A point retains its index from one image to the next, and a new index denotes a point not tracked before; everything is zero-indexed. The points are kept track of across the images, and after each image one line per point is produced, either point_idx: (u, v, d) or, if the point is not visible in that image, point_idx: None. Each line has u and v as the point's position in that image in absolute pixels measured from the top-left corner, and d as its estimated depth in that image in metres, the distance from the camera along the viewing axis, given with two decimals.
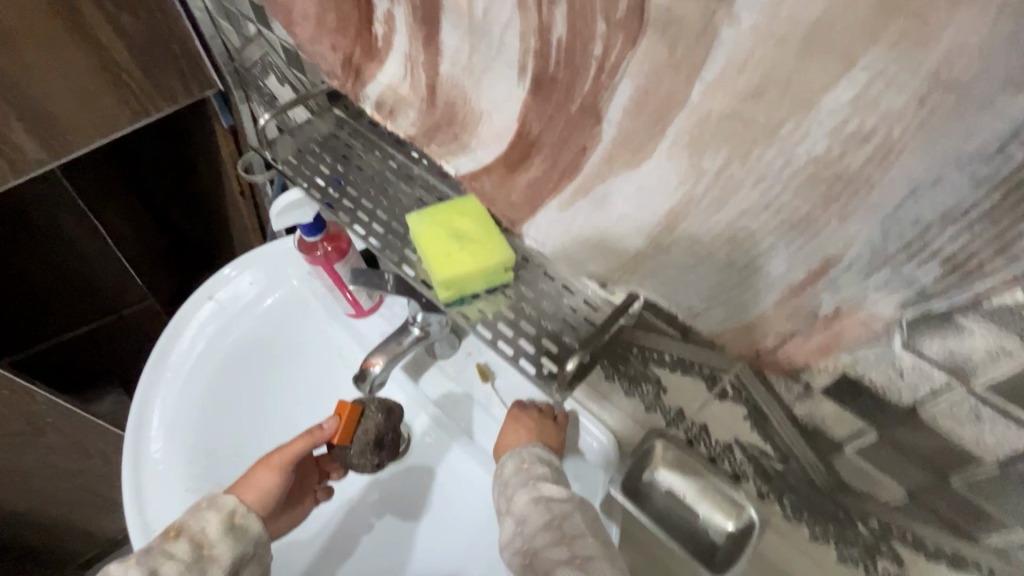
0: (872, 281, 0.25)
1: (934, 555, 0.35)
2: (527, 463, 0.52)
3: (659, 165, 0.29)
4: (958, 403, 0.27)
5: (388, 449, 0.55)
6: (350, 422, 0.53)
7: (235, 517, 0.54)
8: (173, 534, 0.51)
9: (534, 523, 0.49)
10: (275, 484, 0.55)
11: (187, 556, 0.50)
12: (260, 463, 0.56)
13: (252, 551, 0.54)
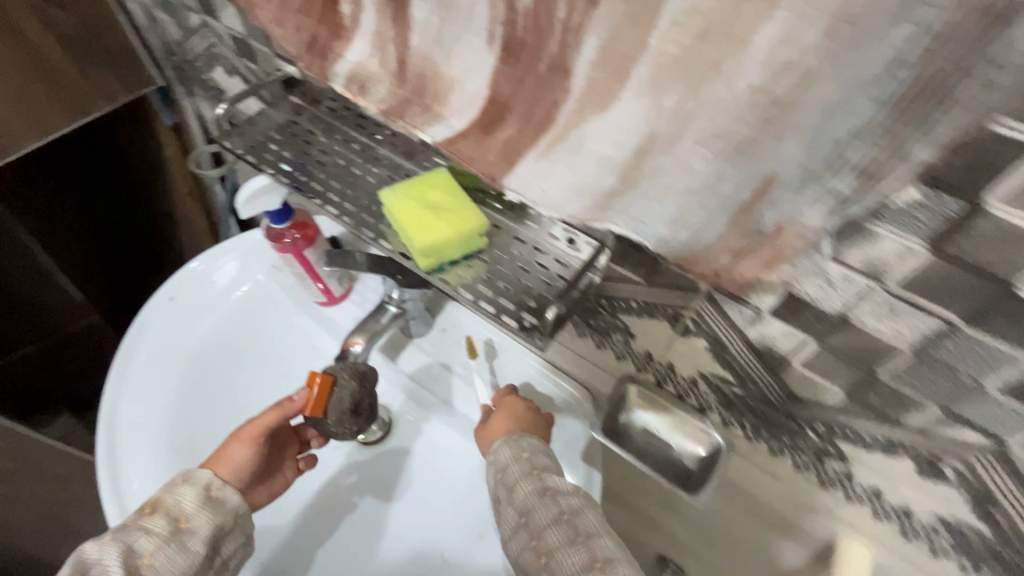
0: (805, 194, 0.29)
1: (870, 445, 0.46)
2: (527, 452, 0.57)
3: (623, 108, 0.30)
4: (877, 301, 0.35)
5: (365, 416, 0.56)
6: (321, 391, 0.53)
7: (212, 490, 0.53)
8: (147, 509, 0.50)
9: (546, 517, 0.52)
10: (251, 457, 0.55)
11: (163, 531, 0.49)
12: (235, 436, 0.56)
13: (230, 522, 0.53)
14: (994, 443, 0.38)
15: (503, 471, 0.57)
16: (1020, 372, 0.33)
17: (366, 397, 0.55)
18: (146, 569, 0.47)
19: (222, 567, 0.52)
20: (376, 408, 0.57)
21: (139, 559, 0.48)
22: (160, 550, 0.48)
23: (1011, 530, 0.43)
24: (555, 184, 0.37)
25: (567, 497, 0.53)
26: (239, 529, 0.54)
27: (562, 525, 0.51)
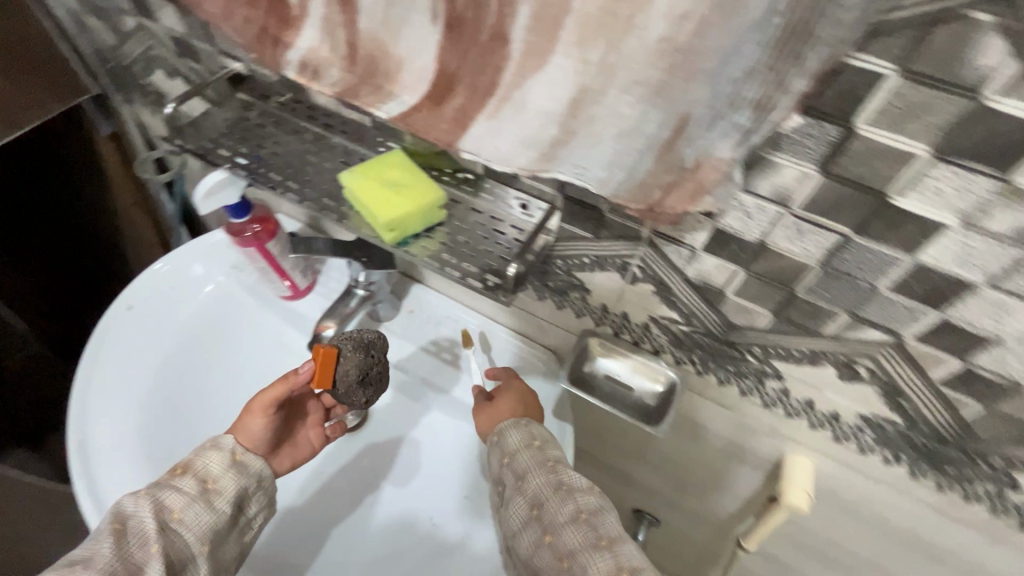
0: (715, 130, 0.33)
1: (798, 358, 0.52)
2: (539, 439, 0.59)
3: (556, 65, 0.33)
4: (785, 224, 0.41)
5: (374, 384, 0.56)
6: (326, 363, 0.55)
7: (236, 455, 0.54)
8: (178, 471, 0.51)
9: (564, 516, 0.52)
10: (267, 427, 0.57)
11: (193, 489, 0.50)
12: (247, 409, 0.57)
13: (254, 485, 0.55)
14: (893, 338, 0.45)
15: (512, 456, 0.58)
16: (903, 271, 0.40)
17: (373, 366, 0.56)
18: (177, 525, 0.48)
19: (246, 525, 0.54)
20: (386, 375, 0.58)
21: (169, 514, 0.48)
22: (191, 507, 0.49)
23: (916, 416, 0.50)
24: (504, 141, 0.40)
25: (583, 496, 0.54)
26: (263, 492, 0.56)
27: (581, 526, 0.51)
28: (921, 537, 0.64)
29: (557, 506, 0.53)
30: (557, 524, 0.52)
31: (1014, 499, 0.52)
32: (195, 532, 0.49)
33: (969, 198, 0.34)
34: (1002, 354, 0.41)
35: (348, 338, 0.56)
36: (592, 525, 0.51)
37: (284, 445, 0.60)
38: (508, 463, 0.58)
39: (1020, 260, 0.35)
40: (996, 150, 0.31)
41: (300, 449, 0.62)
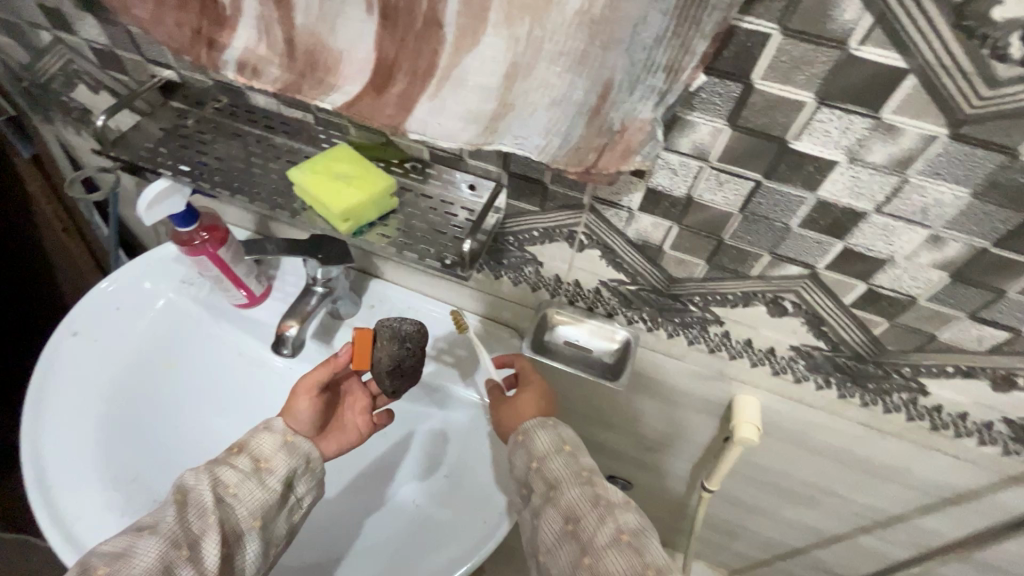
0: (636, 94, 0.37)
1: (732, 302, 0.58)
2: (569, 444, 0.59)
3: (487, 43, 0.36)
4: (706, 176, 0.47)
5: (405, 373, 0.60)
6: (362, 348, 0.59)
7: (286, 437, 0.59)
8: (236, 450, 0.57)
9: (604, 536, 0.50)
10: (312, 407, 0.62)
11: (246, 467, 0.56)
12: (293, 393, 0.62)
13: (303, 466, 0.59)
14: (809, 271, 0.51)
15: (542, 461, 0.57)
16: (808, 208, 0.46)
17: (406, 356, 0.59)
18: (232, 499, 0.54)
19: (296, 505, 0.59)
20: (419, 365, 0.61)
21: (225, 488, 0.54)
22: (244, 483, 0.55)
23: (837, 340, 0.57)
24: (447, 118, 0.43)
25: (625, 514, 0.52)
26: (310, 475, 0.60)
27: (624, 548, 0.49)
28: (858, 455, 0.72)
29: (597, 525, 0.51)
30: (597, 546, 0.50)
31: (925, 404, 0.60)
32: (248, 508, 0.54)
33: (850, 136, 0.40)
34: (897, 273, 0.48)
35: (385, 326, 0.60)
36: (636, 548, 0.49)
37: (332, 430, 0.64)
38: (537, 467, 0.57)
39: (898, 185, 0.41)
40: (865, 92, 0.37)
41: (348, 434, 0.65)
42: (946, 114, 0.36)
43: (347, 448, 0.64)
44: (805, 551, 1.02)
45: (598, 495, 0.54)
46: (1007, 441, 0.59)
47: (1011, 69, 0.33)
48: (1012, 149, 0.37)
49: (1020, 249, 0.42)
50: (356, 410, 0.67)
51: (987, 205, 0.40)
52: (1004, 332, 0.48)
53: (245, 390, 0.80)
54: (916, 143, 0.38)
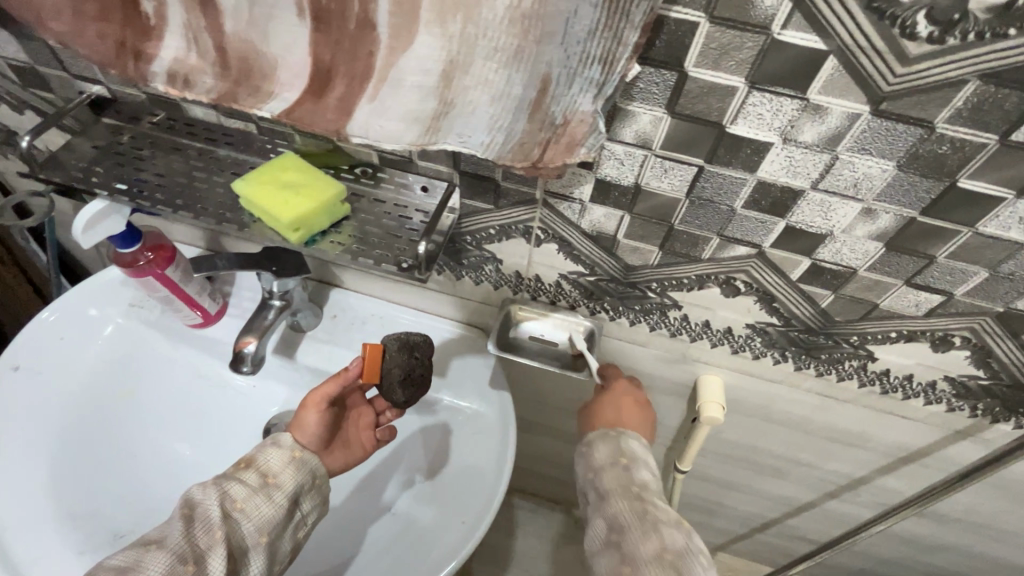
0: (575, 86, 0.38)
1: (687, 286, 0.60)
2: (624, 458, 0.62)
3: (422, 43, 0.36)
4: (651, 165, 0.48)
5: (415, 384, 0.60)
6: (372, 360, 0.60)
7: (295, 452, 0.61)
8: (243, 465, 0.58)
9: (646, 550, 0.53)
10: (321, 421, 0.62)
11: (254, 482, 0.57)
12: (303, 405, 0.63)
13: (309, 482, 0.61)
14: (756, 250, 0.53)
15: (597, 475, 0.61)
16: (749, 189, 0.47)
17: (415, 367, 0.60)
18: (239, 514, 0.55)
19: (302, 520, 0.60)
20: (428, 375, 0.62)
21: (232, 503, 0.55)
22: (252, 498, 0.56)
23: (789, 315, 0.59)
24: (389, 120, 0.42)
25: (669, 530, 0.54)
26: (316, 491, 0.62)
27: (664, 564, 0.52)
28: (818, 424, 0.75)
29: (641, 536, 0.54)
30: (637, 557, 0.53)
31: (875, 369, 0.62)
32: (255, 523, 0.55)
33: (782, 118, 0.41)
34: (837, 246, 0.50)
35: (395, 339, 0.61)
36: (676, 565, 0.52)
37: (338, 443, 0.65)
38: (592, 480, 0.61)
39: (830, 162, 0.43)
40: (792, 74, 0.38)
41: (354, 449, 0.66)
42: (866, 92, 0.38)
43: (352, 463, 0.66)
44: (778, 521, 1.06)
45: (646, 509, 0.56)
46: (951, 399, 0.63)
47: (920, 47, 0.35)
48: (929, 121, 0.39)
49: (946, 215, 0.44)
50: (362, 426, 0.67)
51: (911, 175, 0.42)
52: (938, 295, 0.51)
53: (208, 414, 0.77)
54: (843, 121, 0.40)
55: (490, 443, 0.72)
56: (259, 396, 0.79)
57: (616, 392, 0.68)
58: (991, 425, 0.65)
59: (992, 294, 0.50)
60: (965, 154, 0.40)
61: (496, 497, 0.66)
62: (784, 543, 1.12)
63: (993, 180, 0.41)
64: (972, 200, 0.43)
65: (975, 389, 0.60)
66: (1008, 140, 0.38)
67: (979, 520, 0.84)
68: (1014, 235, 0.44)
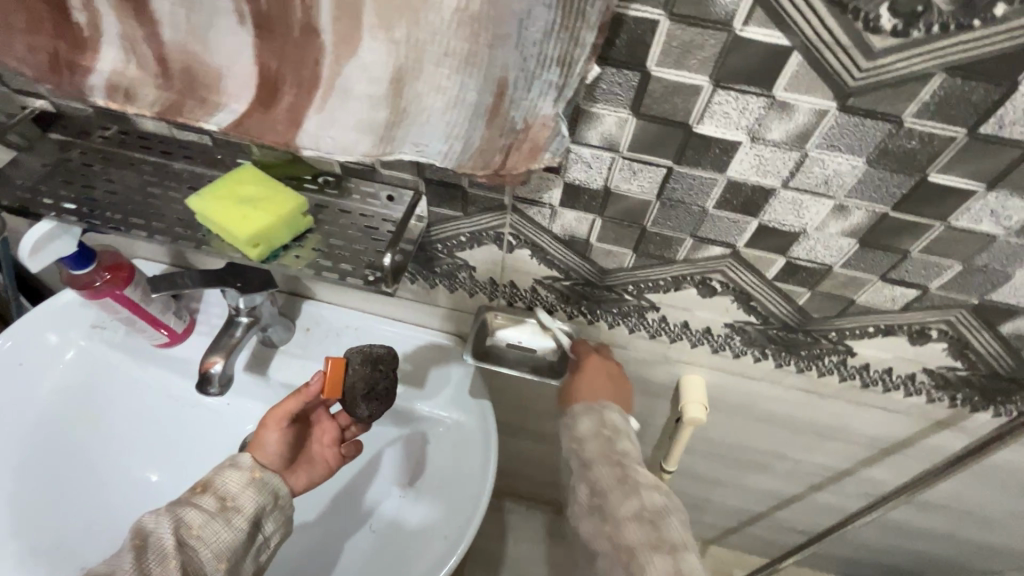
0: (534, 90, 0.36)
1: (662, 287, 0.59)
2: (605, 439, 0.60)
3: (367, 49, 0.35)
4: (619, 167, 0.46)
5: (380, 398, 0.59)
6: (334, 376, 0.58)
7: (255, 472, 0.59)
8: (199, 489, 0.56)
9: (625, 511, 0.54)
10: (280, 440, 0.61)
11: (211, 507, 0.55)
12: (263, 424, 0.62)
13: (271, 503, 0.59)
14: (730, 250, 0.52)
15: (580, 443, 0.61)
16: (720, 189, 0.46)
17: (379, 380, 0.58)
18: (195, 540, 0.53)
19: (263, 544, 0.59)
20: (392, 389, 0.60)
21: (188, 530, 0.53)
22: (209, 523, 0.54)
23: (767, 313, 0.58)
24: (340, 130, 0.40)
25: (649, 492, 0.55)
26: (279, 511, 0.60)
27: (644, 523, 0.53)
28: (802, 418, 0.74)
29: (621, 501, 0.55)
30: (619, 519, 0.54)
31: (855, 364, 0.62)
32: (211, 549, 0.53)
33: (748, 116, 0.40)
34: (811, 244, 0.49)
35: (359, 351, 0.59)
36: (655, 524, 0.53)
37: (302, 461, 0.63)
38: (576, 450, 0.61)
39: (800, 160, 0.42)
40: (756, 71, 0.37)
41: (317, 467, 0.64)
42: (832, 88, 0.37)
43: (316, 482, 0.63)
44: (767, 514, 1.06)
45: (626, 474, 0.57)
46: (930, 390, 0.62)
47: (884, 40, 0.34)
48: (897, 116, 0.38)
49: (916, 209, 0.44)
50: (325, 443, 0.65)
51: (881, 171, 0.42)
52: (913, 289, 0.51)
53: (176, 432, 0.75)
54: (810, 118, 0.39)
55: (471, 454, 0.69)
56: (233, 413, 0.76)
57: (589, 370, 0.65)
58: (971, 414, 0.64)
59: (966, 287, 0.49)
60: (934, 149, 0.39)
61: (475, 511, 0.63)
62: (774, 535, 1.12)
63: (963, 173, 0.40)
64: (942, 194, 0.42)
65: (954, 380, 0.60)
66: (976, 133, 0.38)
67: (963, 507, 0.84)
68: (986, 228, 0.44)
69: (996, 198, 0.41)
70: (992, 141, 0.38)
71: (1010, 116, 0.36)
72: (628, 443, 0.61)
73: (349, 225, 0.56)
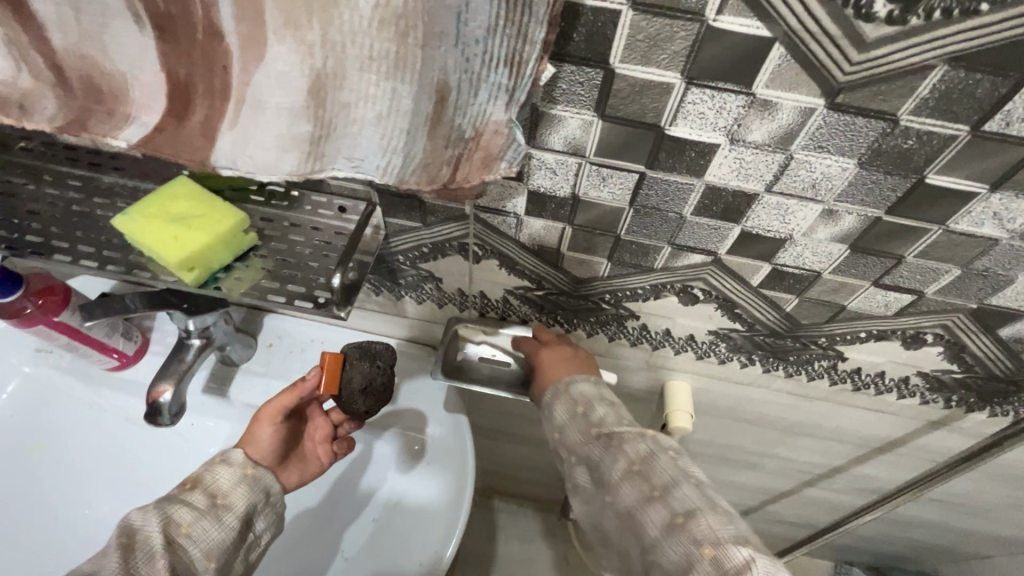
0: (482, 94, 0.31)
1: (641, 296, 0.54)
2: (582, 405, 0.55)
3: (277, 55, 0.30)
4: (588, 174, 0.42)
5: (378, 395, 0.54)
6: (332, 372, 0.53)
7: (247, 469, 0.53)
8: (188, 485, 0.50)
9: (618, 471, 0.49)
10: (275, 435, 0.56)
11: (202, 503, 0.49)
12: (256, 418, 0.56)
13: (263, 500, 0.54)
14: (711, 257, 0.48)
15: (561, 432, 0.55)
16: (698, 195, 0.42)
17: (378, 375, 0.53)
18: (185, 540, 0.47)
19: (254, 543, 0.53)
20: (389, 385, 0.55)
21: (177, 529, 0.47)
22: (199, 521, 0.48)
23: (753, 320, 0.54)
24: (259, 148, 0.35)
25: (632, 444, 0.50)
26: (270, 509, 0.54)
27: (635, 479, 0.48)
28: (792, 420, 0.71)
29: (610, 462, 0.50)
30: (613, 482, 0.50)
31: (846, 368, 0.58)
32: (203, 549, 0.47)
33: (726, 116, 0.36)
34: (799, 250, 0.45)
35: (356, 347, 0.54)
36: (645, 474, 0.48)
37: (293, 459, 0.58)
38: (560, 439, 0.56)
39: (785, 162, 0.38)
40: (733, 68, 0.33)
41: (310, 464, 0.59)
42: (819, 83, 0.33)
43: (307, 480, 0.59)
44: (759, 509, 1.01)
45: (609, 437, 0.52)
46: (924, 392, 0.59)
47: (878, 29, 0.29)
48: (891, 114, 0.34)
49: (912, 212, 0.40)
50: (318, 439, 0.60)
51: (875, 173, 0.38)
52: (908, 294, 0.47)
53: (129, 456, 0.68)
54: (795, 118, 0.35)
55: (446, 474, 0.63)
56: (193, 434, 0.69)
57: (543, 355, 0.59)
58: (966, 415, 0.61)
59: (966, 291, 0.45)
60: (933, 149, 0.35)
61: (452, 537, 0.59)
62: (766, 528, 1.08)
63: (963, 174, 0.36)
64: (941, 196, 0.38)
65: (949, 382, 0.57)
66: (980, 131, 0.34)
67: (956, 499, 0.83)
68: (987, 231, 0.40)
69: (999, 200, 0.38)
70: (996, 140, 0.34)
71: (1019, 112, 0.32)
72: (605, 407, 0.54)
73: (298, 241, 0.51)
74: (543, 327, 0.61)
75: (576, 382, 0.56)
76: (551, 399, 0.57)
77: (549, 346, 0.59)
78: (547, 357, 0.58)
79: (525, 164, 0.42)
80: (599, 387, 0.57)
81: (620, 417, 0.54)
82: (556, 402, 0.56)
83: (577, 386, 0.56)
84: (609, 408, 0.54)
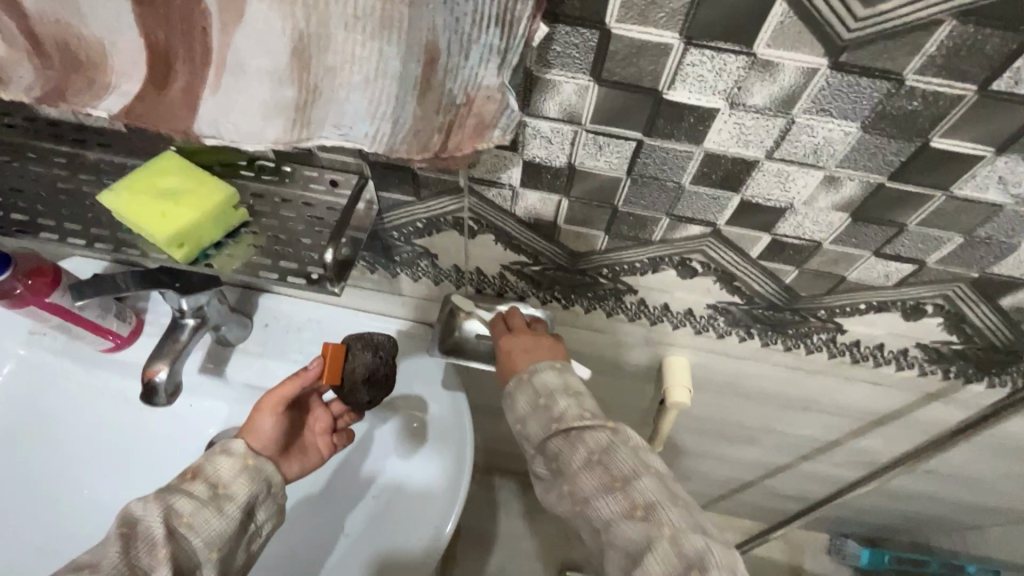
0: (473, 58, 0.30)
1: (641, 269, 0.54)
2: (543, 397, 0.51)
3: (257, 14, 0.30)
4: (585, 142, 0.41)
5: (380, 385, 0.54)
6: (334, 361, 0.52)
7: (248, 459, 0.53)
8: (189, 476, 0.50)
9: (593, 488, 0.46)
10: (277, 426, 0.56)
11: (203, 494, 0.49)
12: (257, 407, 0.55)
13: (264, 491, 0.53)
14: (710, 229, 0.47)
15: (522, 423, 0.52)
16: (697, 162, 0.41)
17: (380, 366, 0.53)
18: (185, 530, 0.47)
19: (256, 534, 0.53)
20: (392, 375, 0.55)
21: (177, 519, 0.47)
22: (200, 511, 0.48)
23: (752, 293, 0.54)
24: (243, 115, 0.34)
25: (597, 443, 0.48)
26: (272, 500, 0.54)
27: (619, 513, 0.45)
28: (791, 394, 0.70)
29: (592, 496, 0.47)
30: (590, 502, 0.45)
31: (845, 341, 0.58)
32: (203, 539, 0.47)
33: (726, 79, 0.35)
34: (798, 220, 0.44)
35: (358, 338, 0.54)
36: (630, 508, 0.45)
37: (294, 451, 0.58)
38: (520, 431, 0.52)
39: (785, 128, 0.37)
40: (734, 26, 0.32)
41: (310, 456, 0.59)
42: (822, 43, 0.32)
43: (308, 471, 0.59)
44: (756, 482, 1.02)
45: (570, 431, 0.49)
46: (923, 364, 0.59)
47: None
48: (896, 73, 0.33)
49: (915, 178, 0.39)
50: (319, 431, 0.60)
51: (878, 137, 0.37)
52: (909, 265, 0.47)
53: (129, 441, 0.67)
54: (797, 80, 0.34)
55: (442, 452, 0.63)
56: (189, 416, 0.69)
57: (514, 337, 0.55)
58: (964, 386, 0.61)
59: (967, 259, 0.45)
60: (939, 110, 0.34)
61: (451, 515, 0.59)
62: (761, 501, 1.09)
63: (968, 136, 0.35)
64: (945, 161, 0.37)
65: (947, 353, 0.57)
66: (988, 91, 0.33)
67: (950, 470, 0.83)
68: (990, 197, 0.39)
69: (1005, 164, 0.37)
70: (1004, 100, 0.33)
71: None
72: (568, 399, 0.51)
73: (291, 217, 0.50)
74: (517, 312, 0.58)
75: (539, 369, 0.53)
76: (512, 386, 0.53)
77: (515, 331, 0.56)
78: (516, 341, 0.55)
79: (522, 130, 0.41)
80: (565, 376, 0.52)
81: (582, 409, 0.50)
82: (518, 392, 0.52)
83: (541, 374, 0.52)
84: (572, 400, 0.50)
